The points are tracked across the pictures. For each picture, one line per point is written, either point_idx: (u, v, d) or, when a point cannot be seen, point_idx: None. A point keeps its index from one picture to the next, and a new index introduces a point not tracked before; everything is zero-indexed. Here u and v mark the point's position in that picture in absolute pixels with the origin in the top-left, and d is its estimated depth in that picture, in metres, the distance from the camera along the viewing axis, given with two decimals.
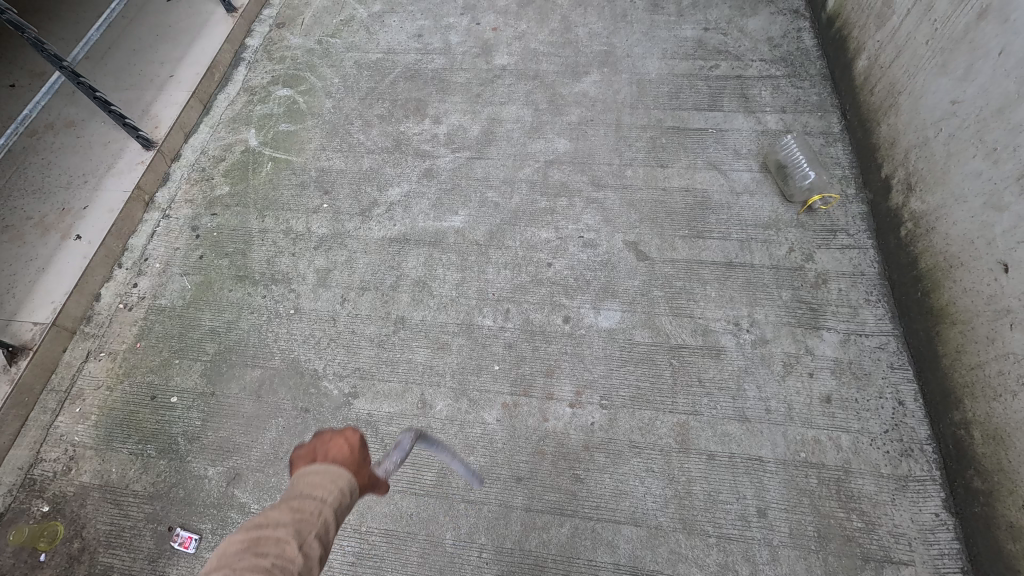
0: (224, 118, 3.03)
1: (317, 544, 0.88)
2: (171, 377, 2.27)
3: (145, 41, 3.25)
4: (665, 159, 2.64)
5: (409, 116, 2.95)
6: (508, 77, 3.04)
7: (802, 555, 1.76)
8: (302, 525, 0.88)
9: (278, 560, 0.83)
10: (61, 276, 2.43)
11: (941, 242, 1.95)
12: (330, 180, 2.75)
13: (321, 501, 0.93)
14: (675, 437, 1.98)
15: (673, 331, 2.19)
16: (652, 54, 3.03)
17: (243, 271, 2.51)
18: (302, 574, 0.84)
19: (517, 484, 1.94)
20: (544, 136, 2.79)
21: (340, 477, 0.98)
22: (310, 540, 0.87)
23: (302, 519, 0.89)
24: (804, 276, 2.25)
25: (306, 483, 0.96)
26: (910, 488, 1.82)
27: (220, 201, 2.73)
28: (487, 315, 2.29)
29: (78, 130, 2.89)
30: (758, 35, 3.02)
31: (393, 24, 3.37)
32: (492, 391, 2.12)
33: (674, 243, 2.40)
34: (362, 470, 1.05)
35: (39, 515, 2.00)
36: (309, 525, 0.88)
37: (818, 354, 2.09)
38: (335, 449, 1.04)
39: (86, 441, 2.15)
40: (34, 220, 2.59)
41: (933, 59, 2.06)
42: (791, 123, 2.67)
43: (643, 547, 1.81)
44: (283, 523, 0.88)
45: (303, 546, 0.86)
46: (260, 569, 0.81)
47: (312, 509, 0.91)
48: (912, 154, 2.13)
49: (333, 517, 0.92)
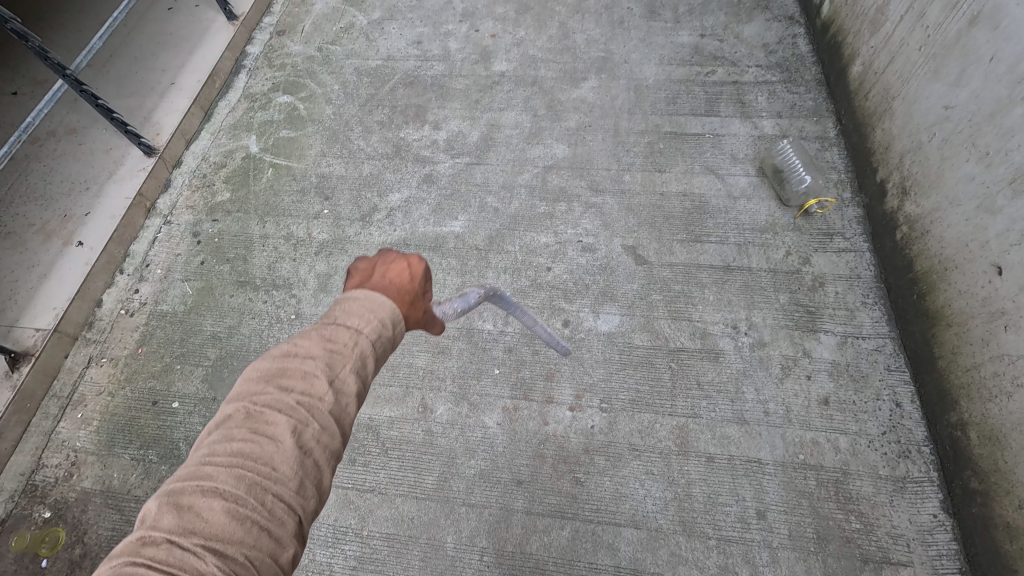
0: (225, 124, 3.05)
1: (351, 379, 0.96)
2: (172, 382, 2.28)
3: (146, 49, 3.28)
4: (662, 164, 2.66)
5: (409, 122, 2.97)
6: (507, 84, 3.07)
7: (801, 556, 1.77)
8: (332, 362, 0.96)
9: (305, 396, 0.91)
10: (63, 282, 2.45)
11: (936, 245, 1.97)
12: (330, 186, 2.77)
13: (354, 340, 0.99)
14: (674, 439, 1.99)
15: (671, 334, 2.20)
16: (649, 60, 3.06)
17: (244, 276, 2.52)
18: (332, 408, 0.92)
19: (517, 487, 1.95)
20: (543, 141, 2.81)
21: (381, 313, 1.04)
22: (341, 377, 0.95)
23: (333, 355, 0.96)
24: (802, 279, 2.27)
25: (344, 316, 1.03)
26: (908, 489, 1.84)
27: (221, 206, 2.75)
28: (487, 320, 2.31)
29: (80, 137, 2.91)
30: (754, 41, 3.05)
31: (392, 31, 3.40)
32: (493, 395, 2.13)
33: (672, 247, 2.42)
34: (409, 300, 1.14)
35: (41, 521, 2.01)
36: (338, 363, 0.96)
37: (816, 357, 2.10)
38: (393, 275, 1.15)
39: (88, 447, 2.15)
40: (36, 227, 2.61)
41: (926, 64, 2.09)
42: (787, 128, 2.70)
43: (643, 550, 1.82)
44: (316, 352, 0.96)
45: (334, 381, 0.94)
46: (287, 403, 0.89)
47: (345, 342, 0.99)
48: (907, 158, 2.15)
49: (368, 350, 1.00)
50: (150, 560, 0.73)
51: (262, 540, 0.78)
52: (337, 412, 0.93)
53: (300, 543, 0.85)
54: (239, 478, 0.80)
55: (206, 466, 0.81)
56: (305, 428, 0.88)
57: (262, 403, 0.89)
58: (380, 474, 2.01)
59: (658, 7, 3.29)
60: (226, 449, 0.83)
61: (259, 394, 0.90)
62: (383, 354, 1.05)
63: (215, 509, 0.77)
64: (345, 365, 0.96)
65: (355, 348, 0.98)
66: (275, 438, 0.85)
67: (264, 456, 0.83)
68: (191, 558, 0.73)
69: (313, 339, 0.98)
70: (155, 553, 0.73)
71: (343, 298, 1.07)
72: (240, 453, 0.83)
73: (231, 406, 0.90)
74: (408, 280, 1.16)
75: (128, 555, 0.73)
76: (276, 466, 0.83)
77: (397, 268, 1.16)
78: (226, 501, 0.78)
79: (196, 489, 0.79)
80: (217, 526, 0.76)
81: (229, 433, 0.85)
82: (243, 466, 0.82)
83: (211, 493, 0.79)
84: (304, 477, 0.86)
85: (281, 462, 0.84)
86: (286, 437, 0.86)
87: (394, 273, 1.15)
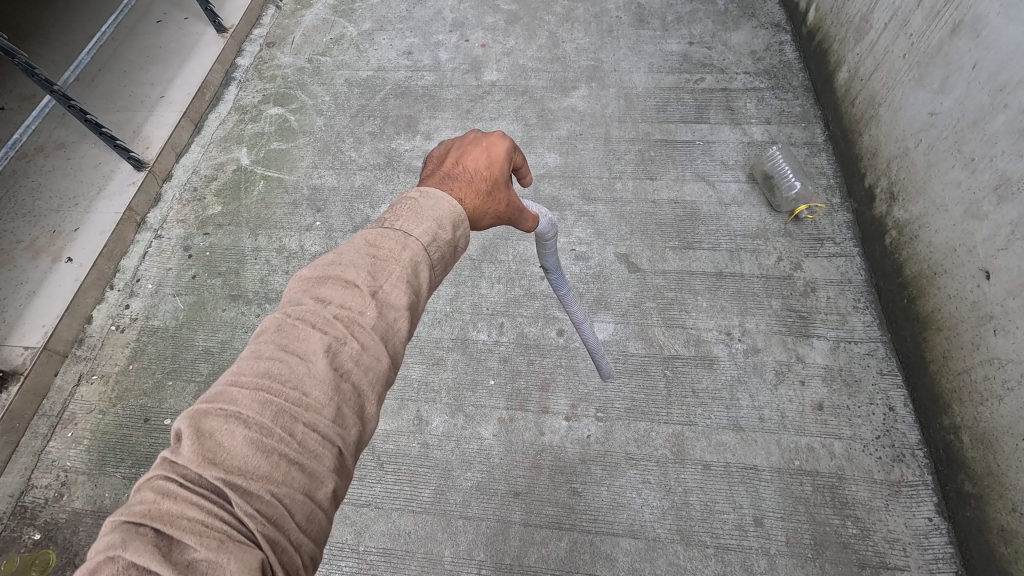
0: (216, 137, 3.04)
1: (401, 284, 0.92)
2: (165, 399, 2.25)
3: (136, 62, 3.26)
4: (654, 171, 2.68)
5: (400, 132, 2.97)
6: (497, 93, 3.08)
7: (799, 563, 1.77)
8: (373, 274, 0.91)
9: (342, 311, 0.86)
10: (52, 299, 2.42)
11: (925, 250, 1.99)
12: (322, 198, 2.77)
13: (399, 250, 0.95)
14: (671, 448, 1.99)
15: (666, 342, 2.21)
16: (639, 68, 3.09)
17: (236, 290, 2.51)
18: (379, 318, 0.87)
19: (514, 499, 1.94)
20: (535, 150, 2.82)
21: (437, 210, 1.03)
22: (383, 291, 0.90)
23: (377, 264, 0.93)
24: (794, 284, 2.29)
25: (390, 226, 1.00)
26: (903, 493, 1.85)
27: (212, 220, 2.73)
28: (482, 330, 2.31)
29: (69, 152, 2.89)
30: (741, 48, 3.09)
31: (382, 42, 3.41)
32: (488, 406, 2.13)
33: (665, 255, 2.43)
34: (480, 184, 1.14)
35: (31, 544, 1.97)
36: (379, 276, 0.91)
37: (809, 362, 2.11)
38: (472, 162, 1.17)
39: (79, 466, 2.12)
40: (25, 243, 2.58)
41: (911, 72, 2.11)
42: (776, 134, 2.73)
43: (641, 560, 1.81)
44: (362, 259, 0.93)
45: (376, 294, 0.89)
46: (329, 315, 0.85)
47: (391, 252, 0.95)
48: (894, 164, 2.18)
49: (419, 260, 0.97)
50: (182, 479, 0.68)
51: (293, 472, 0.72)
52: (380, 332, 0.87)
53: (340, 477, 0.79)
54: (264, 404, 0.74)
55: (232, 388, 0.76)
56: (343, 343, 0.83)
57: (297, 316, 0.84)
58: (377, 489, 2.00)
59: (646, 16, 3.33)
60: (254, 368, 0.78)
61: (298, 307, 0.86)
62: (431, 267, 1.01)
63: (239, 435, 0.71)
64: (396, 273, 0.93)
65: (400, 258, 0.95)
66: (307, 358, 0.79)
67: (293, 379, 0.77)
68: (218, 484, 0.68)
69: (357, 249, 0.95)
70: (186, 472, 0.69)
71: (401, 198, 1.07)
72: (269, 374, 0.77)
73: (270, 317, 0.85)
74: (484, 164, 1.17)
75: (159, 472, 0.69)
76: (308, 391, 0.77)
77: (479, 155, 1.18)
78: (252, 425, 0.72)
79: (220, 413, 0.73)
80: (241, 454, 0.70)
81: (259, 351, 0.80)
82: (271, 391, 0.75)
83: (235, 419, 0.72)
84: (341, 404, 0.79)
85: (313, 387, 0.77)
86: (323, 354, 0.80)
87: (471, 160, 1.17)
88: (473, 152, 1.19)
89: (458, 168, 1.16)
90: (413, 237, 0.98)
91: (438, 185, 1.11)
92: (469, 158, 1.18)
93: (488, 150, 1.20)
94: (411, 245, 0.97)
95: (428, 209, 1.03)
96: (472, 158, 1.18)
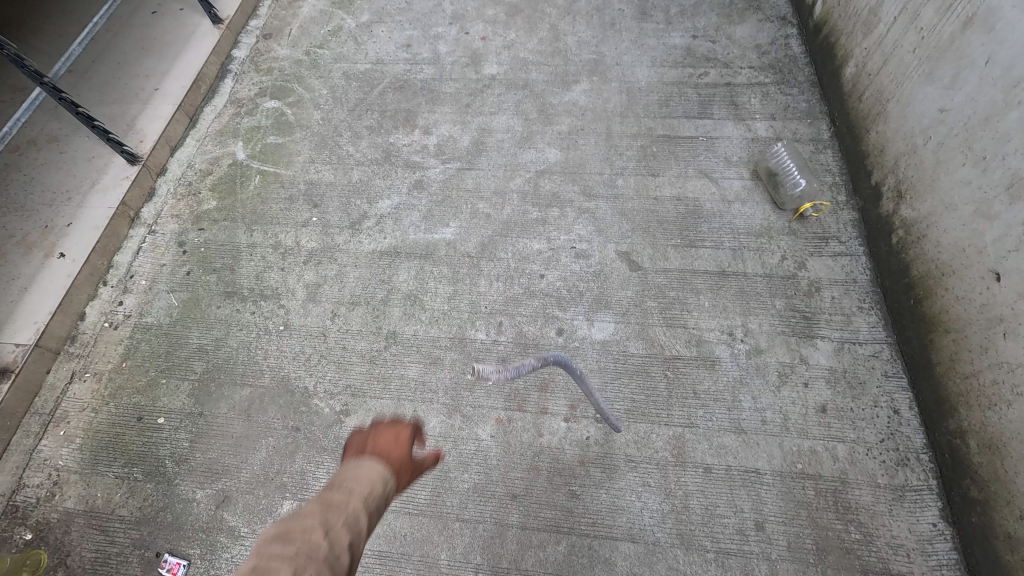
0: (211, 130, 3.00)
1: (345, 535, 0.95)
2: (158, 398, 2.22)
3: (130, 54, 3.21)
4: (656, 167, 2.63)
5: (399, 127, 2.93)
6: (498, 87, 3.03)
7: (800, 568, 1.74)
8: (327, 520, 0.97)
9: (306, 547, 0.90)
10: (44, 295, 2.38)
11: (932, 249, 1.95)
12: (319, 193, 2.72)
13: (348, 499, 1.03)
14: (671, 450, 1.96)
15: (667, 342, 2.17)
16: (642, 62, 3.03)
17: (231, 287, 2.47)
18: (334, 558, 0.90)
19: (512, 501, 1.92)
20: (535, 146, 2.78)
21: (367, 474, 1.11)
22: (338, 530, 0.95)
23: (330, 512, 0.99)
24: (798, 284, 2.25)
25: (336, 487, 1.08)
26: (907, 498, 1.81)
27: (207, 215, 2.69)
28: (480, 329, 2.27)
29: (62, 145, 2.84)
30: (746, 42, 3.03)
31: (381, 34, 3.35)
32: (486, 407, 2.10)
33: (666, 253, 2.38)
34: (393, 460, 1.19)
35: (22, 544, 1.95)
36: (334, 518, 0.97)
37: (813, 363, 2.08)
38: (385, 442, 1.23)
39: (71, 465, 2.10)
40: (16, 238, 2.54)
41: (920, 67, 2.06)
42: (780, 130, 2.68)
43: (640, 564, 1.78)
44: (314, 512, 0.99)
45: (332, 533, 0.94)
46: (291, 553, 0.88)
47: (341, 501, 1.02)
48: (902, 161, 2.13)
49: (362, 508, 1.03)
50: None
51: None
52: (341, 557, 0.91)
53: None
54: None
55: None
56: (311, 566, 0.86)
57: (267, 555, 0.87)
58: None
59: (649, 9, 3.27)
60: None
61: (264, 551, 0.89)
62: (376, 513, 1.06)
63: None
64: (343, 524, 0.97)
65: (350, 505, 1.01)
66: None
67: None
68: None
69: (309, 507, 1.00)
70: None
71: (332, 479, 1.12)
72: None
73: (248, 557, 0.88)
74: (396, 442, 1.23)
75: None
76: None
77: (392, 434, 1.25)
78: None
79: None
80: None
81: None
82: None
83: None
84: None
85: None
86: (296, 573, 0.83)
87: (385, 438, 1.24)
88: (383, 435, 1.25)
89: (372, 451, 1.20)
90: (356, 491, 1.05)
91: (356, 464, 1.15)
92: (382, 438, 1.24)
93: (397, 432, 1.26)
94: (354, 499, 1.03)
95: (354, 481, 1.08)
96: (384, 437, 1.24)
